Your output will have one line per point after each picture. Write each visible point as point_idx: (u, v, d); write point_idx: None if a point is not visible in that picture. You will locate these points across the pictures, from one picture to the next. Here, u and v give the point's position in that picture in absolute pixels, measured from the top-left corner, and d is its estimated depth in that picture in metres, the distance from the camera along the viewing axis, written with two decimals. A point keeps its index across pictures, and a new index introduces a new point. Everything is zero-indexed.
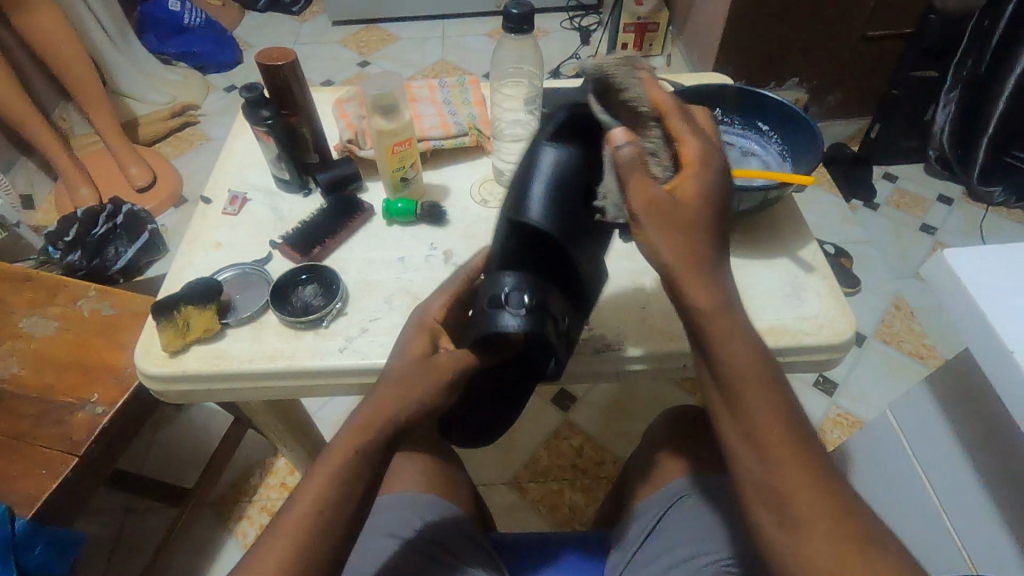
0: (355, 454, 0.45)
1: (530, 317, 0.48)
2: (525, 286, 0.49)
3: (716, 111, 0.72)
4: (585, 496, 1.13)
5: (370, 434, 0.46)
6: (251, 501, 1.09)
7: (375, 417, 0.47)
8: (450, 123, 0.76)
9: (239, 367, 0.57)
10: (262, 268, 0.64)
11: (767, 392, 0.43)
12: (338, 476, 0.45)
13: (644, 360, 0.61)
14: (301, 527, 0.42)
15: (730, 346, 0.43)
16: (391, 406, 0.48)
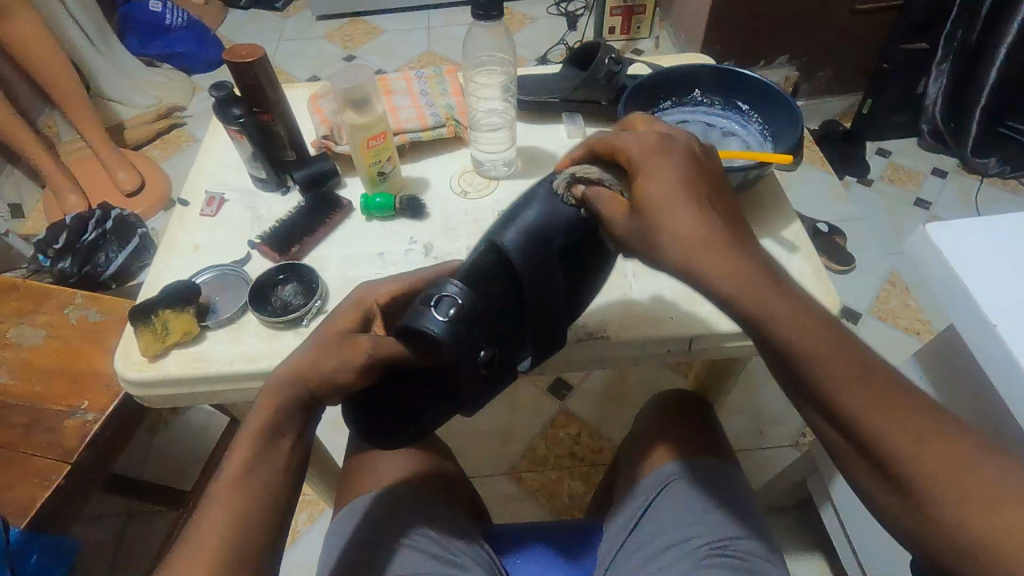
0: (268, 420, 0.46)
1: (456, 330, 0.45)
2: (463, 303, 0.46)
3: (695, 92, 0.72)
4: (584, 483, 1.13)
5: (284, 398, 0.47)
6: None
7: (283, 378, 0.47)
8: (427, 114, 0.75)
9: (220, 369, 0.56)
10: (240, 269, 0.64)
11: (847, 358, 0.38)
12: (262, 438, 0.45)
13: (625, 345, 0.61)
14: (234, 491, 0.43)
15: (800, 327, 0.39)
16: (314, 371, 0.47)
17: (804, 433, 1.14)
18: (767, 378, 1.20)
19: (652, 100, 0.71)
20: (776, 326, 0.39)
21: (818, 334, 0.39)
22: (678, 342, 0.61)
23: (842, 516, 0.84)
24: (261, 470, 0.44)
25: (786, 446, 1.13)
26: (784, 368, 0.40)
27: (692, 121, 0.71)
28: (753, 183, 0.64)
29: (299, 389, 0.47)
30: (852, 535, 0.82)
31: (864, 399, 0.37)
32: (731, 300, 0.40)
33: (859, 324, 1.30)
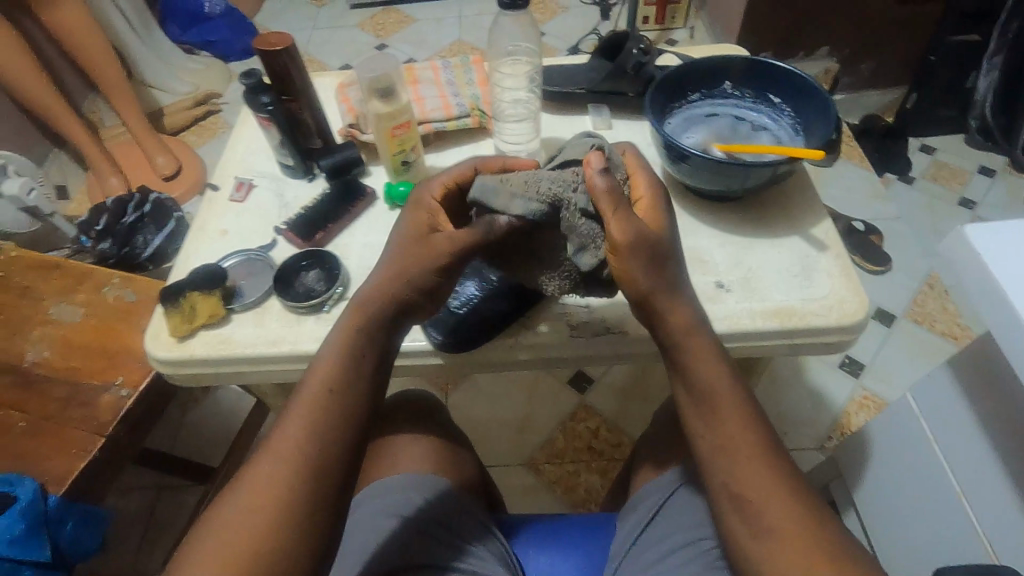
0: (340, 356, 0.50)
1: None
2: None
3: (725, 84, 0.69)
4: (601, 477, 1.17)
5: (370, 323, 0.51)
6: None
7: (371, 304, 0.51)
8: (452, 104, 0.75)
9: (244, 351, 0.58)
10: (266, 255, 0.65)
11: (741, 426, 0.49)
12: (336, 373, 0.49)
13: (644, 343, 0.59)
14: (308, 427, 0.46)
15: (727, 431, 0.49)
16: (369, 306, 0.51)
17: (830, 437, 1.12)
18: (794, 379, 1.19)
19: (681, 91, 0.69)
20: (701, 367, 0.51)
21: (742, 416, 0.49)
22: None
23: (864, 521, 0.83)
24: (333, 401, 0.48)
25: (812, 449, 1.11)
26: (702, 413, 0.50)
27: (722, 114, 0.68)
28: (784, 178, 0.61)
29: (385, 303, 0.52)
30: (873, 540, 0.82)
31: (724, 458, 0.48)
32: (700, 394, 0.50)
33: (893, 326, 1.26)
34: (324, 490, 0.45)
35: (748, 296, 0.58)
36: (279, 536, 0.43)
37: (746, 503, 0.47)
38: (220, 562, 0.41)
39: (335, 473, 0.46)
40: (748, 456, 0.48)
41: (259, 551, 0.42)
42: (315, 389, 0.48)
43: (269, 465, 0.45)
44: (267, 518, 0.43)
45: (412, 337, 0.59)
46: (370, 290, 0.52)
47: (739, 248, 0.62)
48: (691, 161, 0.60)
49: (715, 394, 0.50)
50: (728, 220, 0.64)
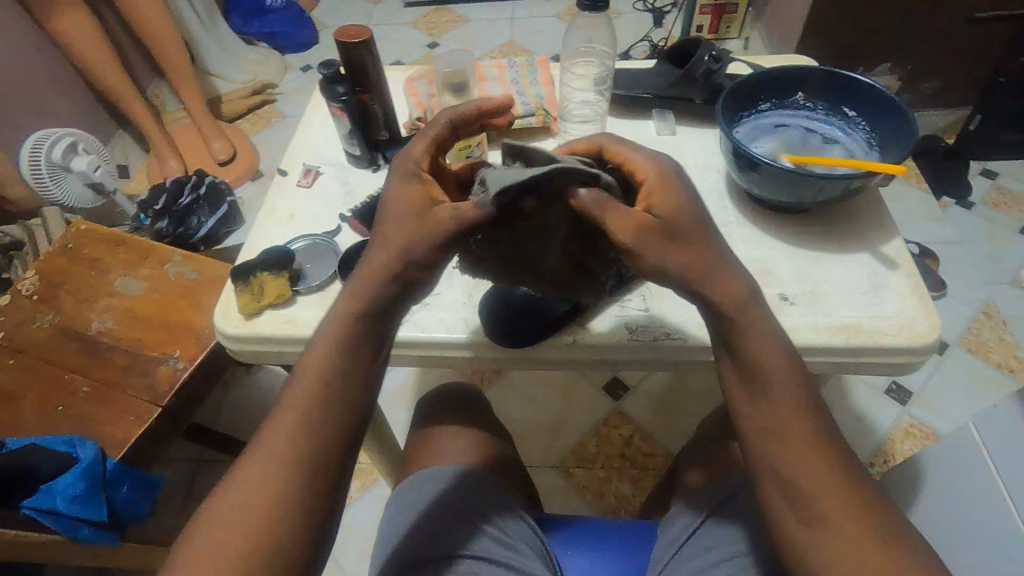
0: (336, 344, 0.46)
1: None
2: None
3: (797, 95, 0.68)
4: (633, 485, 1.16)
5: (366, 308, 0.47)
6: None
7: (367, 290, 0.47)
8: (518, 103, 0.76)
9: (308, 332, 0.59)
10: (331, 241, 0.67)
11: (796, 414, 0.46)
12: (331, 363, 0.46)
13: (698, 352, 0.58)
14: (303, 419, 0.45)
15: (783, 413, 0.46)
16: (365, 292, 0.47)
17: (874, 463, 1.09)
18: (837, 401, 1.16)
19: (752, 100, 0.68)
20: (750, 339, 0.47)
21: (791, 401, 0.46)
22: None
23: None
24: (330, 392, 0.46)
25: None
26: (751, 389, 0.47)
27: (793, 125, 0.68)
28: (856, 193, 0.60)
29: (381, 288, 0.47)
30: None
31: (768, 442, 0.46)
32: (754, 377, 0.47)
33: (945, 355, 1.22)
34: (321, 486, 0.44)
35: (813, 310, 0.57)
36: (270, 540, 0.41)
37: (796, 492, 0.44)
38: (214, 564, 0.40)
39: (333, 464, 0.45)
40: (797, 443, 0.45)
41: (250, 554, 0.40)
42: (310, 379, 0.46)
43: (262, 460, 0.43)
44: (257, 522, 0.41)
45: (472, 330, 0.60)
46: (366, 272, 0.47)
47: (807, 261, 0.61)
48: (762, 170, 0.59)
49: (765, 366, 0.47)
50: (794, 232, 0.63)
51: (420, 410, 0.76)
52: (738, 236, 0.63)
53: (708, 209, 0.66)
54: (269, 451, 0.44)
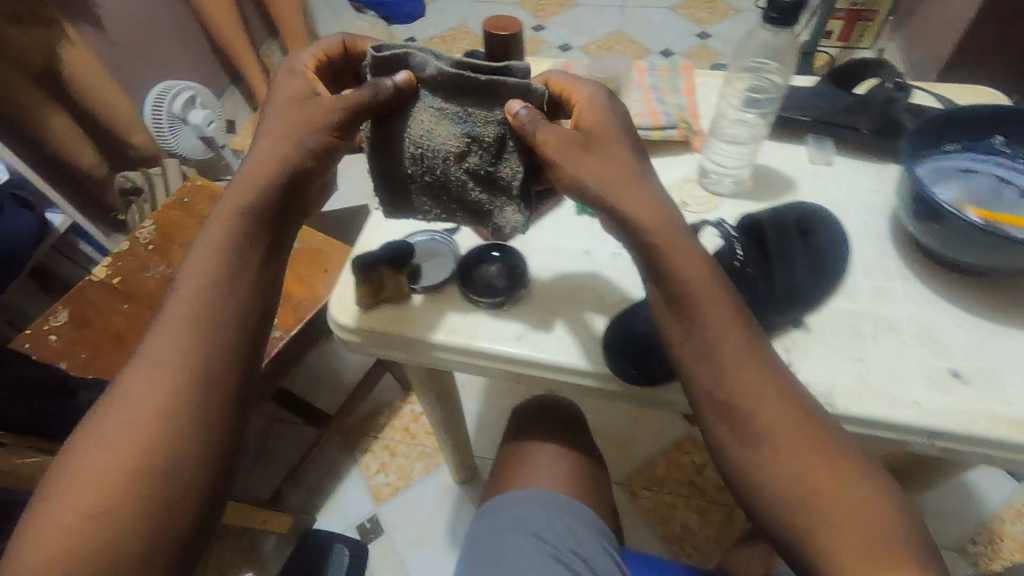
0: (223, 246, 0.46)
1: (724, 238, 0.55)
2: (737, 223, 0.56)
3: (995, 138, 0.60)
4: (700, 517, 1.11)
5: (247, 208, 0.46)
6: None
7: (243, 192, 0.47)
8: (659, 111, 0.70)
9: (421, 334, 0.58)
10: (450, 239, 0.65)
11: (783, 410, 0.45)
12: (226, 263, 0.46)
13: (849, 423, 0.50)
14: (187, 322, 0.44)
15: (773, 408, 0.45)
16: (239, 199, 0.47)
17: (979, 541, 0.98)
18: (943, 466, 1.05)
19: (938, 138, 0.60)
20: (691, 280, 0.47)
21: (721, 326, 0.46)
22: (918, 434, 0.49)
23: None
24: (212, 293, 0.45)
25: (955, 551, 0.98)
26: (686, 327, 0.47)
27: (982, 172, 0.59)
28: None
29: (269, 187, 0.46)
30: None
31: (703, 364, 0.46)
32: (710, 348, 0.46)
33: None
34: (210, 385, 0.44)
35: (989, 393, 0.50)
36: (168, 446, 0.42)
37: (735, 414, 0.46)
38: (103, 463, 0.41)
39: (231, 362, 0.45)
40: (738, 366, 0.45)
41: (147, 463, 0.41)
42: (191, 280, 0.45)
43: (147, 366, 0.44)
44: (154, 432, 0.42)
45: (591, 358, 0.55)
46: (247, 174, 0.47)
47: (984, 334, 0.53)
48: (948, 225, 0.52)
49: (688, 287, 0.47)
50: (971, 298, 0.55)
51: (510, 426, 0.74)
52: (900, 293, 0.56)
53: (866, 255, 0.59)
54: (157, 356, 0.44)
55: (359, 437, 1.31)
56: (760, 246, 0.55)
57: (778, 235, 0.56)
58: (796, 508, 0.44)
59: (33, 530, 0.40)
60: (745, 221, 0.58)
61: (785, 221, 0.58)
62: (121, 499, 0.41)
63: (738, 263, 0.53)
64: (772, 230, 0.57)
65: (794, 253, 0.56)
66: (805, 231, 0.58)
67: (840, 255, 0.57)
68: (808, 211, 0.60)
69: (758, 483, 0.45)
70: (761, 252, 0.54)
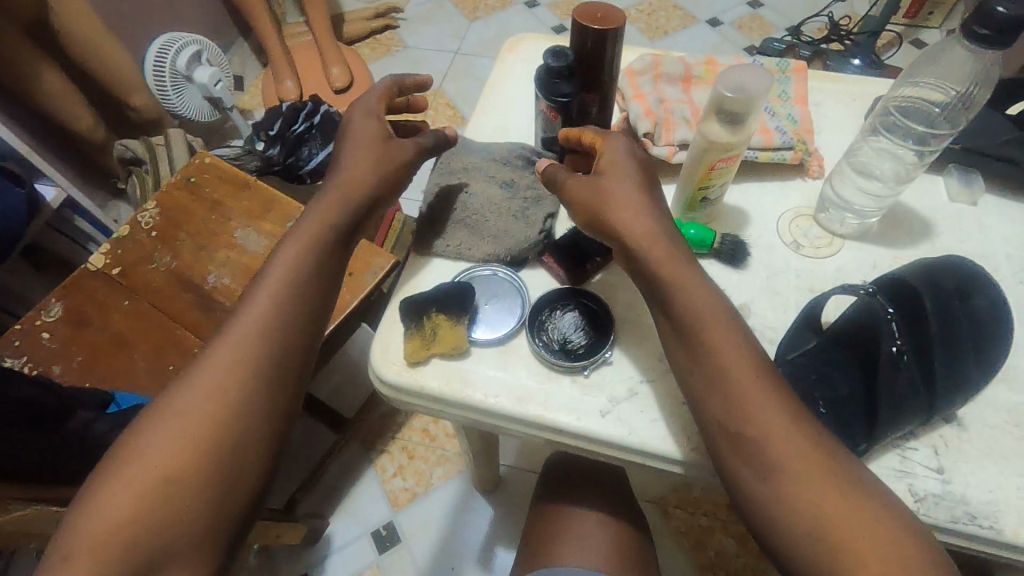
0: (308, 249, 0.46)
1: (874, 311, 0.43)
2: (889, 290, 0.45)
3: None
4: (737, 543, 1.03)
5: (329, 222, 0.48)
6: (395, 438, 1.15)
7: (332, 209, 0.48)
8: (771, 128, 0.58)
9: (483, 401, 0.47)
10: (515, 276, 0.54)
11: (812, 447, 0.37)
12: (307, 263, 0.46)
13: (1014, 549, 0.41)
14: (269, 316, 0.43)
15: (788, 436, 0.37)
16: (327, 212, 0.48)
17: None
18: None
19: None
20: (684, 301, 0.41)
21: (733, 345, 0.40)
22: None
23: None
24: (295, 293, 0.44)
25: None
26: (689, 349, 0.41)
27: None
28: None
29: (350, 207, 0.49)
30: None
31: (716, 395, 0.39)
32: (724, 376, 0.39)
33: None
34: (283, 382, 0.42)
35: None
36: (234, 438, 0.40)
37: (750, 446, 0.37)
38: (162, 455, 0.38)
39: (308, 366, 0.44)
40: (747, 391, 0.38)
41: (208, 460, 0.39)
42: (275, 278, 0.45)
43: (223, 356, 0.42)
44: (219, 423, 0.40)
45: (693, 445, 0.45)
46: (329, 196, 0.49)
47: None
48: None
49: (699, 317, 0.41)
50: None
51: (542, 485, 0.65)
52: None
53: None
54: (233, 348, 0.42)
55: (377, 437, 1.15)
56: (918, 320, 0.43)
57: (942, 309, 0.44)
58: (825, 552, 0.35)
59: (80, 524, 0.36)
60: (895, 281, 0.46)
61: (944, 286, 0.46)
62: (180, 498, 0.38)
63: (892, 349, 0.42)
64: (931, 300, 0.45)
65: (957, 333, 0.44)
66: (965, 297, 0.46)
67: (1005, 333, 0.45)
68: (963, 270, 0.47)
69: (788, 540, 0.36)
70: (917, 328, 0.43)
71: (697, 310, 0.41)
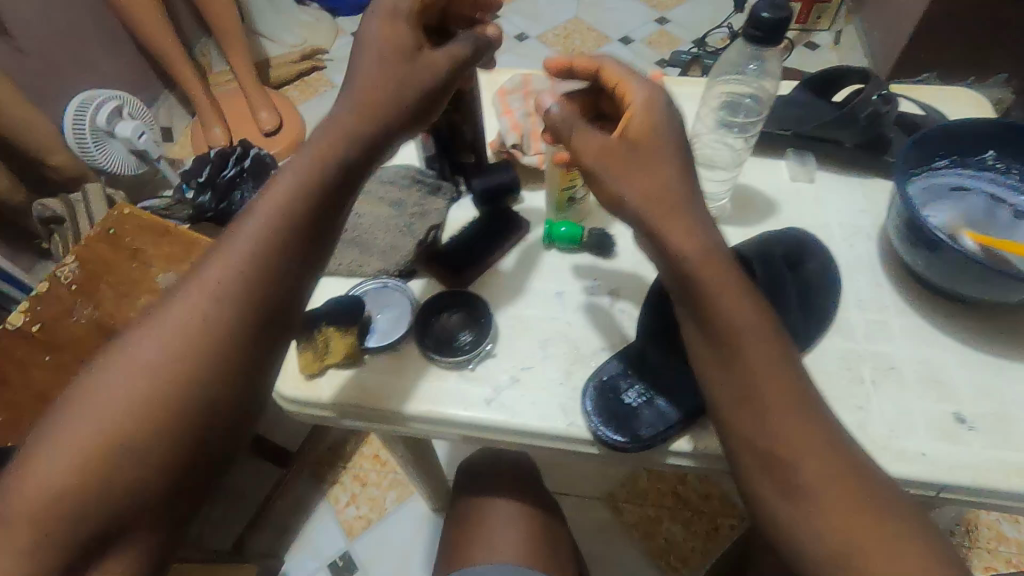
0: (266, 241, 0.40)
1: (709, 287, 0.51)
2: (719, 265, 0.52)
3: (988, 153, 0.55)
4: (686, 530, 1.02)
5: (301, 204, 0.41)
6: (345, 467, 1.11)
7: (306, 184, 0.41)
8: None
9: (377, 403, 0.51)
10: (405, 286, 0.57)
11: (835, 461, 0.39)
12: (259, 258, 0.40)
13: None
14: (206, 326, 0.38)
15: (819, 455, 0.39)
16: (301, 184, 0.41)
17: None
18: None
19: (929, 155, 0.55)
20: (720, 303, 0.42)
21: (769, 360, 0.41)
22: (927, 488, 0.45)
23: None
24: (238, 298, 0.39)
25: None
26: (722, 363, 0.42)
27: (974, 190, 0.55)
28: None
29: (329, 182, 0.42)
30: None
31: (745, 412, 0.41)
32: (754, 392, 0.41)
33: None
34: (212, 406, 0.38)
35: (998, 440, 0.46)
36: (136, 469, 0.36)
37: (779, 463, 0.39)
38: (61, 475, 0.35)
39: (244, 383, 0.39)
40: (786, 411, 0.40)
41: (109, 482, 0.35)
42: (221, 268, 0.39)
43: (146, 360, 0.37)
44: (129, 445, 0.36)
45: (569, 419, 0.49)
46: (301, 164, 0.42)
47: (984, 372, 0.50)
48: (952, 259, 0.47)
49: (736, 329, 0.42)
50: (971, 328, 0.52)
51: (462, 485, 0.68)
52: (897, 326, 0.52)
53: (858, 284, 0.55)
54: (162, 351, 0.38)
55: (327, 466, 1.12)
56: (747, 287, 0.51)
57: (770, 275, 0.51)
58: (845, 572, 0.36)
59: None
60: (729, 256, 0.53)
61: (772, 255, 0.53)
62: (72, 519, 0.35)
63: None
64: (760, 268, 0.52)
65: (785, 292, 0.51)
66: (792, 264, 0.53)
67: (829, 288, 0.53)
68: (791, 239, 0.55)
69: (796, 548, 0.39)
70: None
71: (729, 322, 0.42)
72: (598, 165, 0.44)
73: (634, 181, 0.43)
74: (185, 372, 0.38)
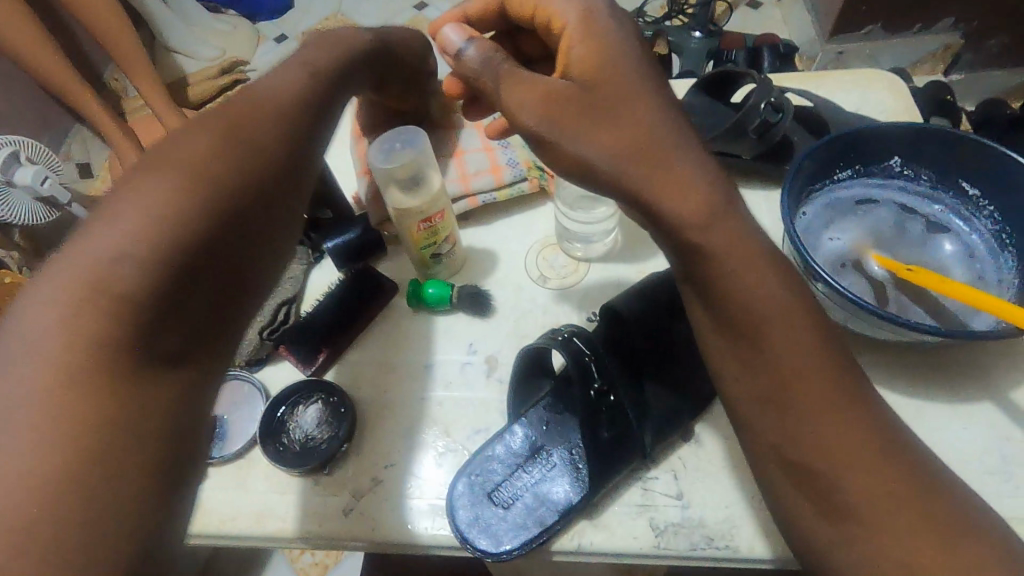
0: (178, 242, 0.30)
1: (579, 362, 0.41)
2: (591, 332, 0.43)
3: (893, 159, 0.48)
4: None
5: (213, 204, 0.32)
6: None
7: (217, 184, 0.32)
8: (502, 161, 0.57)
9: (218, 527, 0.44)
10: (252, 376, 0.50)
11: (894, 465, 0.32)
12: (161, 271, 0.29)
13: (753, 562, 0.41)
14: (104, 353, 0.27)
15: (847, 448, 0.32)
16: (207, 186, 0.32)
17: None
18: None
19: (828, 168, 0.48)
20: (728, 280, 0.34)
21: (798, 343, 0.33)
22: None
23: None
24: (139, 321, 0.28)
25: None
26: (743, 352, 0.34)
27: (881, 202, 0.49)
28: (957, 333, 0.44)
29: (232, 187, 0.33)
30: None
31: (769, 412, 0.33)
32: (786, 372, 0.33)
33: None
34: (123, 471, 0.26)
35: None
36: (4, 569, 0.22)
37: (815, 477, 0.32)
38: None
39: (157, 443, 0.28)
40: (830, 413, 0.32)
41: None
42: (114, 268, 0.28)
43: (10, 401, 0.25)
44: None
45: (437, 524, 0.43)
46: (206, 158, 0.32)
47: (903, 416, 0.44)
48: (846, 306, 0.41)
49: (757, 316, 0.34)
50: (889, 367, 0.45)
51: None
52: None
53: None
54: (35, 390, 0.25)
55: None
56: (625, 356, 0.43)
57: (652, 333, 0.44)
58: None
59: None
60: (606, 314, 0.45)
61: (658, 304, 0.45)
62: None
63: (593, 392, 0.42)
64: (642, 326, 0.44)
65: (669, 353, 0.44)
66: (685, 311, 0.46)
67: None
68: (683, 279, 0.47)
69: None
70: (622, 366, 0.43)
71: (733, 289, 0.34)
72: (541, 125, 0.35)
73: (594, 137, 0.34)
74: (108, 347, 0.27)
